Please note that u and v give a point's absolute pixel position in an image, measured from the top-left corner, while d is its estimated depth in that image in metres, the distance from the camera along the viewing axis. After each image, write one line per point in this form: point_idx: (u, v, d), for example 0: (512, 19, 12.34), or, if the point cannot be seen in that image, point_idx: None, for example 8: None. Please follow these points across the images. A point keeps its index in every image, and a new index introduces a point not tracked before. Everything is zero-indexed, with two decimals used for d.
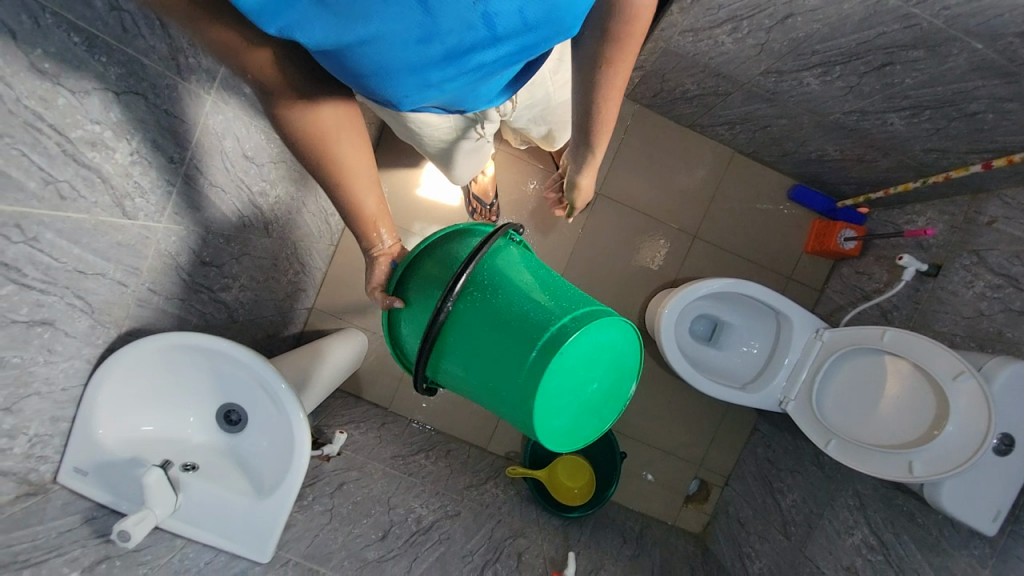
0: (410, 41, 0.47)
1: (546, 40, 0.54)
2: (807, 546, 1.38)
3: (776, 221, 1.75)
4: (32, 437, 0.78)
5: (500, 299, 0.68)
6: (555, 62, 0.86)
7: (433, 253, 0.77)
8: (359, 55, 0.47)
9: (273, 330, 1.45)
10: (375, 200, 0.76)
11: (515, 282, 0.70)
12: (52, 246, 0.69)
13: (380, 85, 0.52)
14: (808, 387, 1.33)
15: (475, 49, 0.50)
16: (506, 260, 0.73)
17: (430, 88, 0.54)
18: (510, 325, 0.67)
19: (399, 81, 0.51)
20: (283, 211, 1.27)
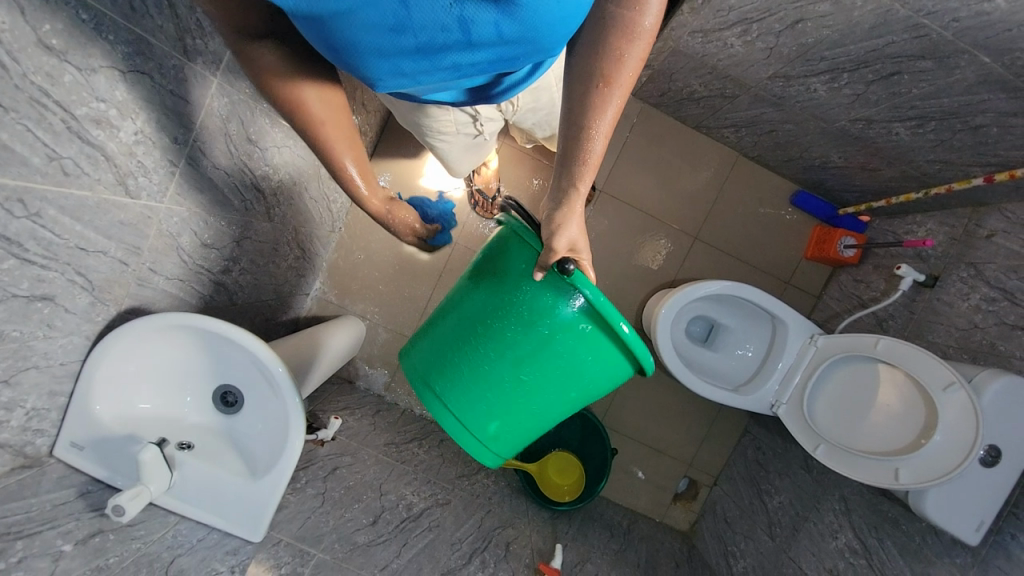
0: (383, 27, 0.46)
1: (525, 55, 0.54)
2: (791, 547, 1.40)
3: (777, 226, 1.75)
4: (29, 410, 0.79)
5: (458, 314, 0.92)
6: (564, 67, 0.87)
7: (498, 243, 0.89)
8: (331, 27, 0.46)
9: (272, 314, 1.46)
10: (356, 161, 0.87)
11: (491, 340, 0.86)
12: (55, 222, 0.69)
13: (352, 62, 0.51)
14: (800, 391, 1.33)
15: (449, 49, 0.50)
16: (520, 316, 0.83)
17: (404, 77, 0.54)
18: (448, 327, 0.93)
19: (371, 62, 0.51)
20: (286, 196, 1.27)
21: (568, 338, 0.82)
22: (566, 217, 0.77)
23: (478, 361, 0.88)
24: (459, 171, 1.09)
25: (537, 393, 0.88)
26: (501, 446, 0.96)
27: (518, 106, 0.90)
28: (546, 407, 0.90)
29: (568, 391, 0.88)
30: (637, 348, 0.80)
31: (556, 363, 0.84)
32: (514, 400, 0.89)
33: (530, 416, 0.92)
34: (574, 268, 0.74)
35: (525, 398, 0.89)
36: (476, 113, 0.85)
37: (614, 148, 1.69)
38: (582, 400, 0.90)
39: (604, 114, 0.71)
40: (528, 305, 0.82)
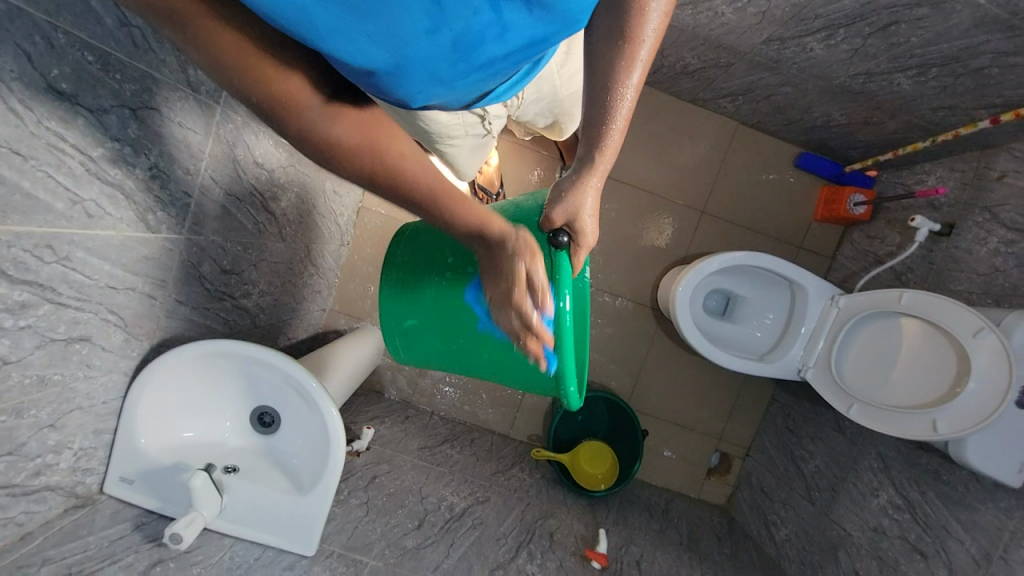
0: (422, 33, 0.46)
1: (554, 34, 0.53)
2: (832, 509, 1.40)
3: (783, 191, 1.74)
4: (76, 451, 0.82)
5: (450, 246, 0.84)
6: (563, 54, 0.84)
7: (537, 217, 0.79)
8: (376, 55, 0.46)
9: (292, 333, 1.48)
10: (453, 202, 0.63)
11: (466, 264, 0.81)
12: (84, 264, 0.71)
13: (395, 87, 0.51)
14: (827, 354, 1.33)
15: (483, 38, 0.49)
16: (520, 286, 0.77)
17: (443, 86, 0.53)
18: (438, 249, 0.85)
19: (410, 78, 0.50)
20: (296, 215, 1.28)
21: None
22: (578, 192, 0.72)
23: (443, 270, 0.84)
24: (464, 174, 1.09)
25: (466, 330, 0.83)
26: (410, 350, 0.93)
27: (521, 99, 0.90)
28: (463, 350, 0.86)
29: (488, 355, 0.84)
30: (564, 379, 0.74)
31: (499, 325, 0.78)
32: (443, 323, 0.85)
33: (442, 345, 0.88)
34: (566, 243, 0.71)
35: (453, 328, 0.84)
36: (485, 113, 0.85)
37: None
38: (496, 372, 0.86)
39: (629, 80, 0.68)
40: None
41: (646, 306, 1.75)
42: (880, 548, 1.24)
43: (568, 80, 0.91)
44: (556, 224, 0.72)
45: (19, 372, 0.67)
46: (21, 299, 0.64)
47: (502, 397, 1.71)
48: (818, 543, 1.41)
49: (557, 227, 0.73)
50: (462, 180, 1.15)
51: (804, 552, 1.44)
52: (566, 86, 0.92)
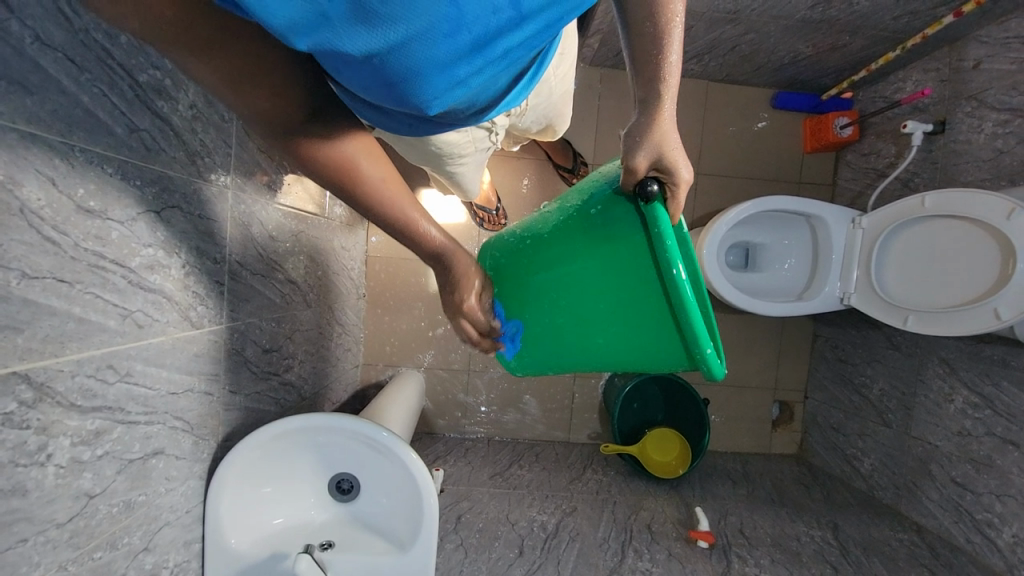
0: (438, 37, 0.45)
1: (569, 13, 0.51)
2: (911, 426, 1.39)
3: (768, 134, 1.76)
4: (174, 567, 0.80)
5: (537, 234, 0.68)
6: (559, 56, 0.83)
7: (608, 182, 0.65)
8: (389, 61, 0.46)
9: (334, 397, 1.46)
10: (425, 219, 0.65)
11: (555, 242, 0.66)
12: (145, 375, 0.69)
13: (412, 94, 0.50)
14: (865, 276, 1.33)
15: (501, 33, 0.48)
16: (620, 256, 0.62)
17: (458, 86, 0.51)
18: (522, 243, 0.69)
19: (428, 83, 0.49)
20: (315, 279, 1.27)
21: (627, 288, 0.62)
22: (657, 130, 0.61)
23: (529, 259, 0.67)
24: (470, 191, 1.07)
25: (581, 321, 0.65)
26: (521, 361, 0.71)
27: (522, 113, 0.88)
28: (582, 348, 0.67)
29: (608, 347, 0.65)
30: (699, 344, 0.59)
31: (606, 299, 0.63)
32: (546, 318, 0.66)
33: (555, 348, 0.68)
34: (658, 192, 0.59)
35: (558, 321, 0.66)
36: (494, 127, 0.82)
37: (590, 118, 1.71)
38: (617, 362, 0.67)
39: None
40: (611, 240, 0.62)
41: None
42: (972, 451, 1.22)
43: (560, 80, 0.90)
44: (642, 172, 0.60)
45: (105, 503, 0.65)
46: (95, 427, 0.62)
47: (554, 406, 1.69)
48: (906, 463, 1.39)
49: (642, 176, 0.60)
50: (468, 198, 1.12)
51: (895, 478, 1.42)
52: (560, 87, 0.91)
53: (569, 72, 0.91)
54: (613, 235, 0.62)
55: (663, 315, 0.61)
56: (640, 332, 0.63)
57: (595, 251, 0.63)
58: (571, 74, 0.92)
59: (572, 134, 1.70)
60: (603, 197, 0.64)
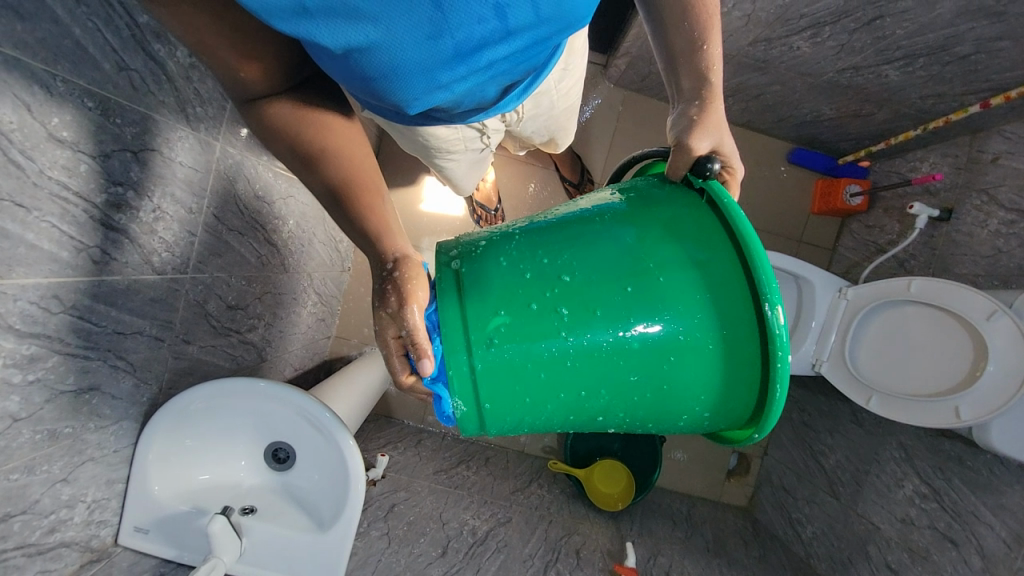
0: (420, 38, 0.45)
1: (557, 32, 0.51)
2: (858, 503, 1.38)
3: (778, 187, 1.76)
4: (91, 503, 0.80)
5: (586, 239, 0.64)
6: (560, 70, 0.80)
7: (685, 205, 0.64)
8: (368, 56, 0.46)
9: (298, 363, 1.47)
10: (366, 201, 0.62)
11: (595, 239, 0.63)
12: (92, 311, 0.69)
13: (390, 90, 0.50)
14: (840, 347, 1.32)
15: (486, 45, 0.48)
16: (708, 277, 0.60)
17: (440, 90, 0.52)
18: (562, 246, 0.64)
19: (408, 82, 0.49)
20: (297, 245, 1.27)
21: (702, 313, 0.59)
22: (713, 120, 0.67)
23: (571, 262, 0.62)
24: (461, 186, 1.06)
25: (622, 323, 0.60)
26: (525, 376, 0.62)
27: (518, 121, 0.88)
28: (614, 370, 0.62)
29: (651, 372, 0.61)
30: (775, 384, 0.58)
31: (665, 331, 0.60)
32: (585, 329, 0.61)
33: (574, 357, 0.62)
34: (717, 170, 0.65)
35: (593, 320, 0.61)
36: (485, 128, 0.81)
37: (605, 138, 1.70)
38: (650, 390, 0.62)
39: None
40: (690, 259, 0.60)
41: None
42: (911, 540, 1.22)
43: (564, 93, 0.88)
44: (704, 153, 0.66)
45: (30, 428, 0.65)
46: (30, 353, 0.62)
47: None
48: (846, 538, 1.39)
49: (702, 156, 0.66)
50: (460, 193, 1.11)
51: (833, 550, 1.42)
52: (563, 101, 0.89)
53: (575, 83, 0.89)
54: (690, 256, 0.61)
55: (727, 349, 0.60)
56: (696, 372, 0.61)
57: (671, 267, 0.60)
58: (576, 89, 0.90)
59: (584, 150, 1.70)
60: (684, 217, 0.63)
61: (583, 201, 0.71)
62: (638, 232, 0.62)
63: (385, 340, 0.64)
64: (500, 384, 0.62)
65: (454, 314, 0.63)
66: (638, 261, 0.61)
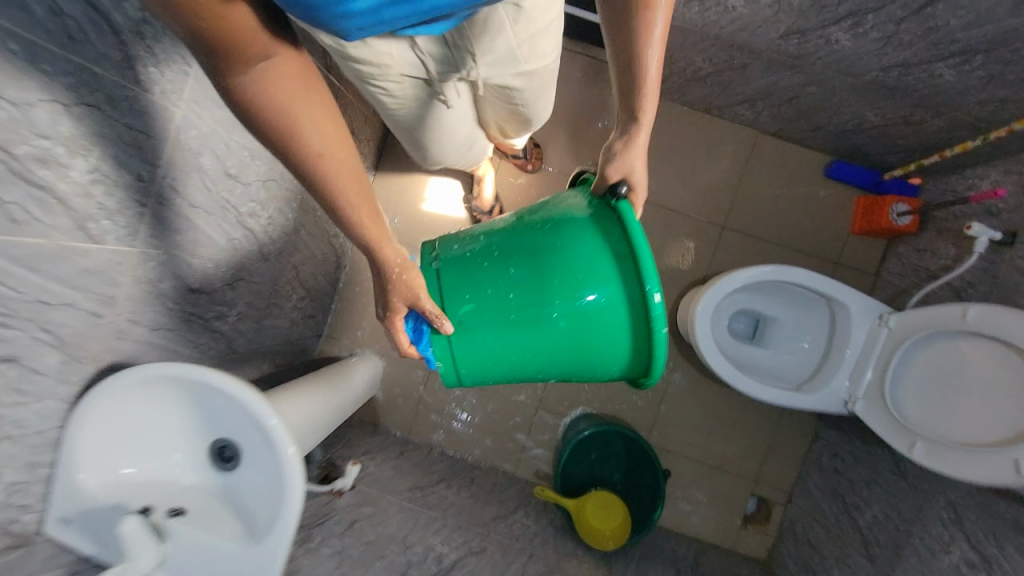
0: None
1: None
2: (896, 570, 1.17)
3: (813, 204, 1.59)
4: (7, 486, 0.71)
5: (532, 247, 0.89)
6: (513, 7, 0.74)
7: (601, 219, 0.89)
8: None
9: (281, 360, 1.40)
10: (348, 179, 0.72)
11: (540, 245, 0.88)
12: (6, 274, 0.63)
13: (342, 13, 0.50)
14: (880, 384, 1.15)
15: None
16: (612, 271, 0.86)
17: (381, 23, 0.54)
18: (516, 253, 0.90)
19: (353, 19, 0.52)
20: (280, 234, 1.21)
21: (608, 295, 0.87)
22: (631, 154, 0.90)
23: (520, 264, 0.89)
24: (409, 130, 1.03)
25: (547, 304, 0.87)
26: (492, 339, 0.92)
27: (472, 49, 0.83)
28: (551, 335, 0.90)
29: (575, 337, 0.89)
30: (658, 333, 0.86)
31: (584, 306, 0.87)
32: (530, 307, 0.88)
33: (524, 327, 0.90)
34: (625, 193, 0.89)
35: (527, 300, 0.88)
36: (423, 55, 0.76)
37: None
38: (576, 350, 0.91)
39: (650, 41, 0.79)
40: (599, 257, 0.87)
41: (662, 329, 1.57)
42: None
43: (533, 42, 0.82)
44: (615, 181, 0.92)
45: None
46: None
47: (508, 431, 1.57)
48: None
49: (614, 182, 0.92)
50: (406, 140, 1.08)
51: None
52: (531, 54, 0.84)
53: (552, 28, 0.83)
54: (600, 256, 0.87)
55: (625, 321, 0.88)
56: (606, 335, 0.89)
57: (588, 264, 0.86)
58: (548, 38, 0.84)
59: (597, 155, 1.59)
60: (600, 229, 0.88)
61: (538, 211, 0.94)
62: (568, 241, 0.87)
63: (392, 322, 0.89)
64: (477, 345, 0.94)
65: (440, 296, 0.93)
66: (568, 261, 0.87)
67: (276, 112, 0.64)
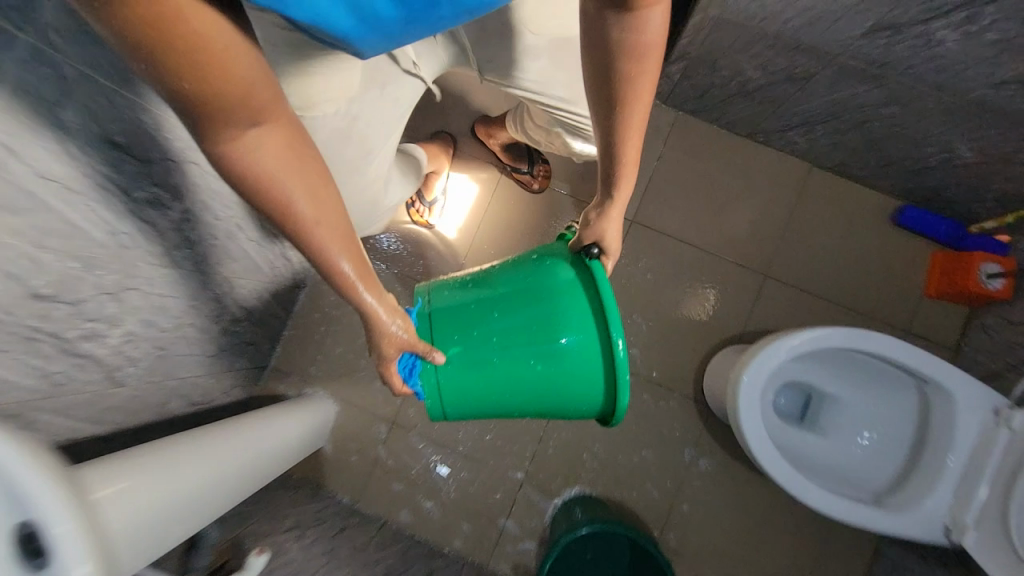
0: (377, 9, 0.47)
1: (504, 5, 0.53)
2: None
3: (876, 255, 1.31)
4: None
5: (506, 286, 0.77)
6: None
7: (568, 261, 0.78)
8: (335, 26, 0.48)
9: (201, 396, 1.10)
10: (339, 245, 0.66)
11: (512, 283, 0.76)
12: None
13: (353, 40, 0.51)
14: (999, 508, 0.84)
15: (439, 14, 0.50)
16: (584, 314, 0.73)
17: (395, 42, 0.54)
18: (489, 292, 0.77)
19: (368, 40, 0.52)
20: (207, 234, 0.91)
21: (579, 339, 0.73)
22: (605, 227, 0.83)
23: (496, 303, 0.76)
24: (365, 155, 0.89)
25: (525, 352, 0.74)
26: (460, 386, 0.77)
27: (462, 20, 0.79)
28: (523, 384, 0.76)
29: (548, 386, 0.76)
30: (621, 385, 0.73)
31: (557, 351, 0.73)
32: (502, 350, 0.75)
33: (497, 374, 0.76)
34: (597, 254, 0.76)
35: (508, 346, 0.75)
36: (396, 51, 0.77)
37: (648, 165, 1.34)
38: (552, 401, 0.77)
39: (627, 122, 0.75)
40: (571, 299, 0.74)
41: (685, 396, 1.25)
42: None
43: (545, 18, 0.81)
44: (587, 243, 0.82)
45: None
46: None
47: (484, 509, 1.23)
48: None
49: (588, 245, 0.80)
50: (359, 180, 0.93)
51: None
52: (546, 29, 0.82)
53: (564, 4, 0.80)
54: (573, 297, 0.74)
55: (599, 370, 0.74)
56: (581, 384, 0.75)
57: (556, 306, 0.73)
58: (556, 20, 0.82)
59: None
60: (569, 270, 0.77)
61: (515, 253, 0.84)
62: (541, 280, 0.75)
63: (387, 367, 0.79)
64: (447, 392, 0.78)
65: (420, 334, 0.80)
66: (539, 302, 0.74)
67: (262, 179, 0.59)
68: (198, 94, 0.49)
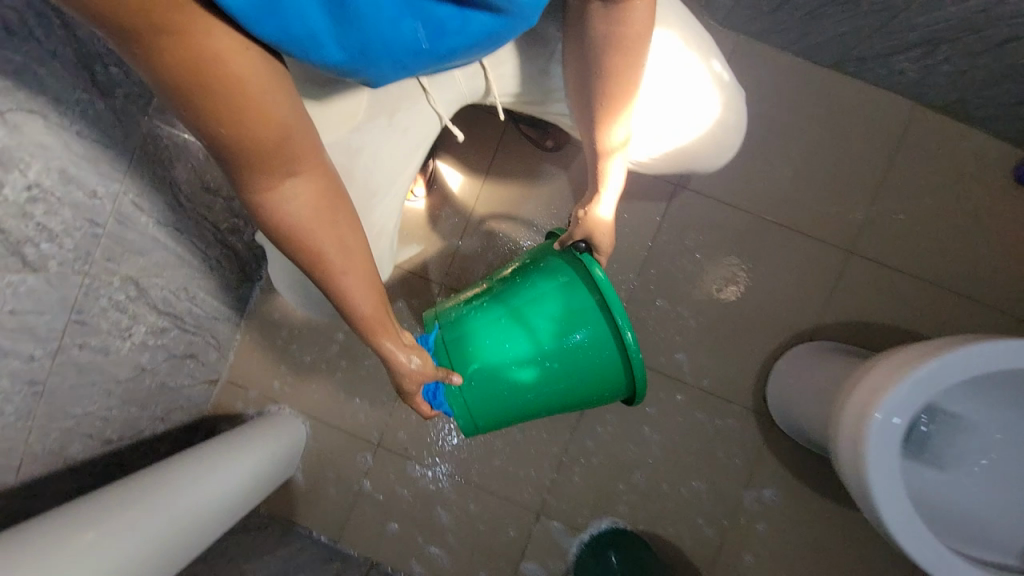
0: (382, 21, 0.40)
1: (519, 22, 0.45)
2: None
3: (993, 221, 1.01)
4: None
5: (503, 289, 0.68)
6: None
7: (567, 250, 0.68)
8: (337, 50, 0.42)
9: (123, 429, 0.84)
10: (368, 294, 0.59)
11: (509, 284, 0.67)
12: None
13: (354, 70, 0.44)
14: None
15: (454, 32, 0.43)
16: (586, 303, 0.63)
17: (409, 74, 0.47)
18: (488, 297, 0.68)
19: (377, 69, 0.44)
20: (73, 219, 0.63)
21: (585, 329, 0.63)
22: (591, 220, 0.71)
23: (495, 307, 0.66)
24: (370, 204, 0.73)
25: (532, 355, 0.64)
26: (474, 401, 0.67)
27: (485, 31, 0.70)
28: (537, 388, 0.66)
29: (564, 386, 0.65)
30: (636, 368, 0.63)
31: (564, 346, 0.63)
32: (510, 356, 0.65)
33: (508, 384, 0.66)
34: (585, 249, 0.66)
35: (516, 351, 0.64)
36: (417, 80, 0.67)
37: None
38: (573, 400, 0.67)
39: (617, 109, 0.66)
40: (569, 289, 0.64)
41: (745, 407, 0.99)
42: None
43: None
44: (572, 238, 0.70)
45: None
46: None
47: (493, 549, 1.00)
48: None
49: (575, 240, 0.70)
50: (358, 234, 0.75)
51: None
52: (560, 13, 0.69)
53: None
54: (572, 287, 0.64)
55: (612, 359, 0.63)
56: (598, 377, 0.65)
57: (556, 298, 0.64)
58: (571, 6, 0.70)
59: None
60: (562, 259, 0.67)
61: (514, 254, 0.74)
62: (536, 274, 0.66)
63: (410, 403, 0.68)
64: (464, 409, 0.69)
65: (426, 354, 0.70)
66: (536, 298, 0.65)
67: (296, 227, 0.54)
68: (227, 138, 0.46)
